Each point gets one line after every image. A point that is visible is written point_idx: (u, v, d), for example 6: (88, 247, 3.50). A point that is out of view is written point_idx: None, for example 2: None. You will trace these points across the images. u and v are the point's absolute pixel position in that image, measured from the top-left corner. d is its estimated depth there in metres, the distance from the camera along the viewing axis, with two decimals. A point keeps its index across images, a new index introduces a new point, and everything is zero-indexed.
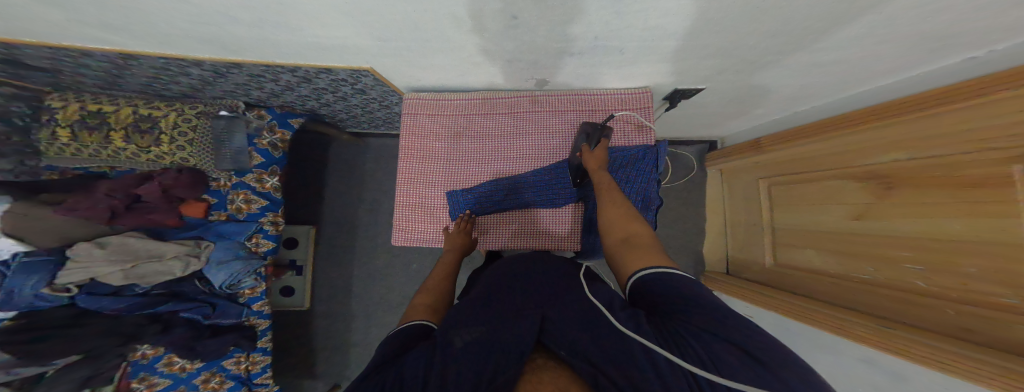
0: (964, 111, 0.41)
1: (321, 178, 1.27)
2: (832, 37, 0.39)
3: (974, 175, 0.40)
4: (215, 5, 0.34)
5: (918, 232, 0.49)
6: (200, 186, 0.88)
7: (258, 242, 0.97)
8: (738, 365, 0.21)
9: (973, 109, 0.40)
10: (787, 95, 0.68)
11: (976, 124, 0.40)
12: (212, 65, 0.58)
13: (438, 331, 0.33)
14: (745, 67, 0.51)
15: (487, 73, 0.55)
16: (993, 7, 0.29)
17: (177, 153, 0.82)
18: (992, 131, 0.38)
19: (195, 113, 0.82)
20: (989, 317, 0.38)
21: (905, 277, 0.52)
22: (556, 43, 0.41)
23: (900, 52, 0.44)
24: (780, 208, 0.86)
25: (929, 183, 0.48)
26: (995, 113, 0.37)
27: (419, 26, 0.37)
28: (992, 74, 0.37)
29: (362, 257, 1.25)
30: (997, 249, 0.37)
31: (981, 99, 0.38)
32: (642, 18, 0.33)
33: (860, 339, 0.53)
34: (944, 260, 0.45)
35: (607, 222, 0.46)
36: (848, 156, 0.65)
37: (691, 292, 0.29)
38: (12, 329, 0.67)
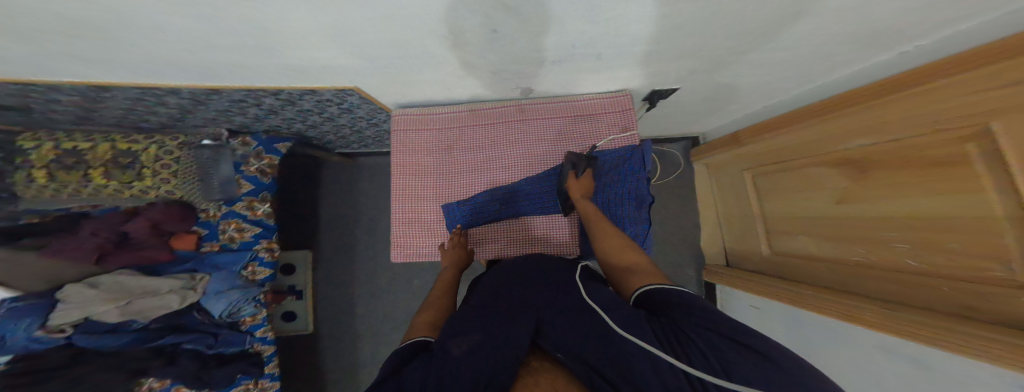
0: (923, 94, 0.44)
1: (313, 201, 1.25)
2: (794, 33, 0.41)
3: (945, 155, 0.43)
4: (193, 32, 0.34)
5: (899, 211, 0.51)
6: (190, 218, 0.86)
7: (253, 271, 0.94)
8: (739, 361, 0.22)
9: (932, 90, 0.42)
10: (759, 91, 0.71)
11: (938, 105, 0.42)
12: (190, 93, 0.57)
13: (434, 342, 0.33)
14: (719, 66, 0.54)
15: (473, 85, 0.56)
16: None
17: (161, 186, 0.82)
18: (954, 112, 0.40)
19: (176, 145, 0.84)
20: (981, 290, 0.39)
21: (895, 257, 0.53)
22: (536, 53, 0.42)
23: (863, 42, 0.46)
24: (768, 197, 0.88)
25: (902, 165, 0.50)
26: (953, 93, 0.39)
27: (401, 44, 0.38)
28: (950, 57, 0.39)
29: (361, 277, 1.23)
30: (975, 222, 0.39)
31: (942, 80, 0.40)
32: (614, 25, 0.35)
33: (870, 326, 0.53)
34: (928, 237, 0.47)
35: (602, 254, 0.48)
36: (819, 144, 0.68)
37: (696, 302, 0.30)
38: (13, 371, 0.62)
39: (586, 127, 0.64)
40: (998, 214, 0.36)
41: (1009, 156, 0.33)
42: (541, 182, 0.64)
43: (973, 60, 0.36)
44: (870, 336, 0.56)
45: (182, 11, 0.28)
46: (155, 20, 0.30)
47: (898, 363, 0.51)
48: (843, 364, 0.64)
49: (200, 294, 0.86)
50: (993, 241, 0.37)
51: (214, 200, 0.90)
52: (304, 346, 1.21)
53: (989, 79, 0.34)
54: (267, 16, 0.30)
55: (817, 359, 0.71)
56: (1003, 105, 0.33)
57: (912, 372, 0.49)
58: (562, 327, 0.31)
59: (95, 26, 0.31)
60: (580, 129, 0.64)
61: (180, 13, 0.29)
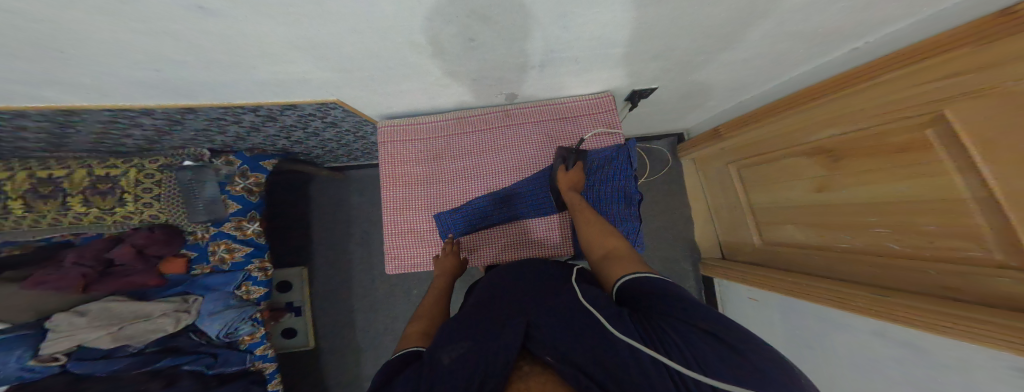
0: (892, 81, 0.45)
1: (304, 216, 1.23)
2: (764, 26, 0.42)
3: (910, 140, 0.45)
4: (158, 49, 0.33)
5: (874, 196, 0.54)
6: (176, 240, 0.84)
7: (248, 290, 0.92)
8: (713, 356, 0.24)
9: (901, 78, 0.44)
10: (736, 86, 0.73)
11: (906, 93, 0.44)
12: (165, 113, 0.55)
13: (426, 352, 0.33)
14: (695, 63, 0.55)
15: (457, 93, 0.56)
16: None
17: (144, 210, 0.78)
18: (919, 100, 0.42)
19: (156, 167, 0.79)
20: (966, 273, 0.40)
21: (880, 242, 0.55)
22: (515, 58, 0.43)
23: (832, 33, 0.47)
24: (752, 188, 0.91)
25: (872, 153, 0.53)
26: (922, 80, 0.41)
27: (379, 55, 0.38)
28: (916, 46, 0.41)
29: (358, 290, 1.21)
30: (947, 206, 0.41)
31: (913, 67, 0.41)
32: (588, 28, 0.36)
33: (863, 312, 0.55)
34: (905, 221, 0.49)
35: (585, 242, 0.51)
36: (796, 134, 0.70)
37: (675, 293, 0.32)
38: None
39: (570, 130, 0.64)
40: (967, 196, 0.38)
41: (975, 139, 0.35)
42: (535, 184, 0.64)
43: (944, 46, 0.37)
44: (868, 322, 0.57)
45: (140, 26, 0.27)
46: (115, 38, 0.29)
47: (897, 349, 0.52)
48: (839, 346, 0.65)
49: (194, 314, 0.84)
50: (967, 222, 0.39)
51: (201, 223, 0.86)
52: (304, 363, 1.19)
53: (960, 63, 0.35)
54: (234, 29, 0.29)
55: (815, 343, 0.73)
56: (969, 90, 0.34)
57: (908, 355, 0.50)
58: (550, 328, 0.31)
59: (53, 48, 0.30)
60: (565, 132, 0.64)
61: (139, 29, 0.28)
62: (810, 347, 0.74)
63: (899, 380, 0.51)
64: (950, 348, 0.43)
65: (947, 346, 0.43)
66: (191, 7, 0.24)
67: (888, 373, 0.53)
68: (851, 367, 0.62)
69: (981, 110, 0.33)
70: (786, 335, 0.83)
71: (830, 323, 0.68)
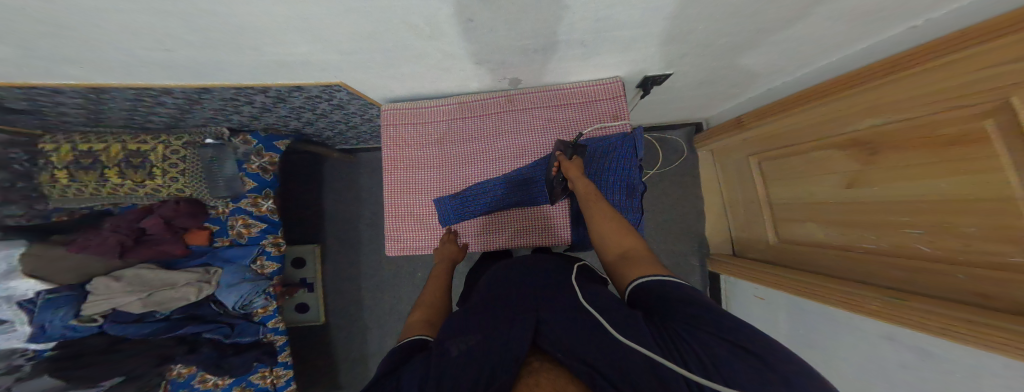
0: (945, 66, 0.41)
1: (317, 196, 1.28)
2: (797, 4, 0.38)
3: (959, 133, 0.41)
4: (161, 28, 0.33)
5: (912, 194, 0.49)
6: (200, 213, 0.90)
7: (263, 264, 0.99)
8: (735, 360, 0.23)
9: (956, 63, 0.39)
10: (763, 71, 0.67)
11: (963, 79, 0.39)
12: (182, 92, 0.57)
13: (434, 343, 0.34)
14: (714, 47, 0.51)
15: (460, 77, 0.55)
16: None
17: (171, 185, 0.82)
18: (976, 88, 0.38)
19: (181, 143, 0.83)
20: (996, 277, 0.38)
21: (909, 243, 0.51)
22: (519, 40, 0.41)
23: (883, 10, 0.42)
24: (774, 183, 0.85)
25: (913, 146, 0.49)
26: (981, 65, 0.36)
27: (378, 37, 0.37)
28: (976, 27, 0.36)
29: (367, 269, 1.27)
30: (994, 206, 0.37)
31: (965, 54, 0.37)
32: (597, 9, 0.33)
33: (875, 315, 0.52)
34: (941, 222, 0.45)
35: (598, 238, 0.48)
36: (828, 125, 0.65)
37: (690, 296, 0.31)
38: (58, 356, 0.72)
39: (577, 115, 0.62)
40: (1018, 196, 0.34)
41: None
42: (536, 169, 0.62)
43: (999, 28, 0.33)
44: (879, 325, 0.55)
45: (137, 5, 0.27)
46: (118, 17, 0.30)
47: (906, 356, 0.50)
48: (847, 350, 0.63)
49: (215, 286, 0.89)
50: (1012, 225, 0.35)
51: (221, 198, 0.91)
52: (319, 332, 1.28)
53: (1020, 47, 0.31)
54: (229, 8, 0.29)
55: (821, 346, 0.70)
56: None
57: (918, 362, 0.48)
58: (562, 328, 0.31)
59: (67, 25, 0.31)
60: (571, 118, 0.62)
61: (136, 6, 0.28)
62: (815, 349, 0.72)
63: (905, 387, 0.49)
64: (966, 357, 0.40)
65: (963, 354, 0.41)
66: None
67: (894, 379, 0.51)
68: (854, 371, 0.60)
69: None
70: (791, 336, 0.80)
71: (837, 327, 0.66)
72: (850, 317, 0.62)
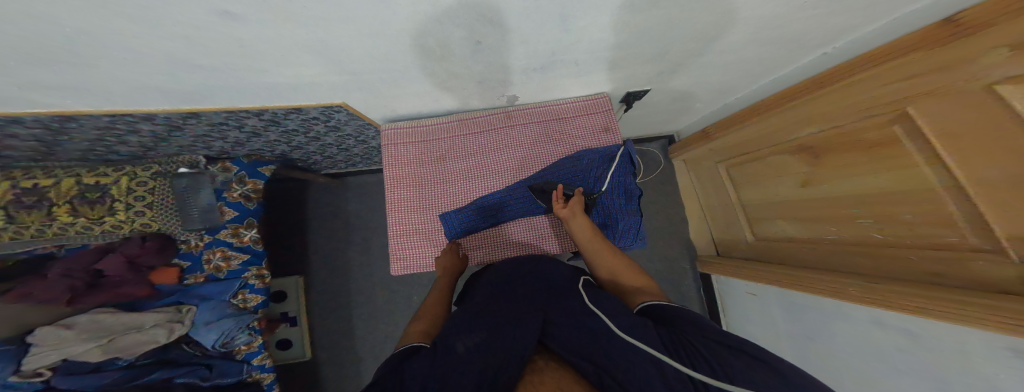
0: (865, 81, 0.49)
1: (300, 224, 1.21)
2: (731, 32, 0.47)
3: (881, 136, 0.49)
4: (171, 55, 0.34)
5: (853, 189, 0.57)
6: (170, 249, 0.83)
7: (245, 298, 0.91)
8: (750, 374, 0.24)
9: (876, 76, 0.47)
10: (722, 88, 0.77)
11: (883, 88, 0.47)
12: (166, 117, 0.56)
13: (437, 340, 0.36)
14: (678, 67, 0.60)
15: (460, 96, 0.59)
16: None
17: (136, 219, 0.75)
18: (893, 97, 0.46)
19: (150, 174, 0.76)
20: (950, 258, 0.43)
21: (864, 232, 0.58)
22: (510, 60, 0.46)
23: (812, 32, 0.50)
24: (742, 186, 0.94)
25: (846, 149, 0.57)
26: (904, 75, 0.43)
27: (386, 59, 0.41)
28: (907, 36, 0.42)
29: (356, 297, 1.18)
30: (923, 196, 0.44)
31: (897, 61, 0.43)
32: (572, 33, 0.40)
33: (857, 300, 0.57)
34: (885, 211, 0.52)
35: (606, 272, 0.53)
36: (774, 134, 0.75)
37: (714, 327, 0.32)
38: None
39: (569, 129, 0.66)
40: (947, 184, 0.40)
41: (953, 130, 0.38)
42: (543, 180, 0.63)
43: (923, 44, 0.39)
44: (864, 310, 0.59)
45: (157, 32, 0.29)
46: (135, 45, 0.31)
47: (896, 337, 0.53)
48: (840, 338, 0.66)
49: (188, 325, 0.83)
50: (944, 211, 0.42)
51: (195, 230, 0.84)
52: (300, 374, 1.13)
53: (933, 61, 0.38)
54: (250, 32, 0.31)
55: (813, 338, 0.74)
56: (947, 83, 0.37)
57: (906, 342, 0.51)
58: (565, 328, 0.33)
59: (77, 56, 0.31)
60: (564, 131, 0.66)
61: (154, 33, 0.29)
62: (810, 340, 0.75)
63: (901, 369, 0.52)
64: (946, 335, 0.44)
65: (943, 332, 0.45)
66: (215, 11, 0.26)
67: (890, 360, 0.55)
68: (850, 356, 0.63)
69: (967, 101, 0.35)
70: (786, 330, 0.83)
71: (825, 314, 0.70)
72: (836, 304, 0.66)
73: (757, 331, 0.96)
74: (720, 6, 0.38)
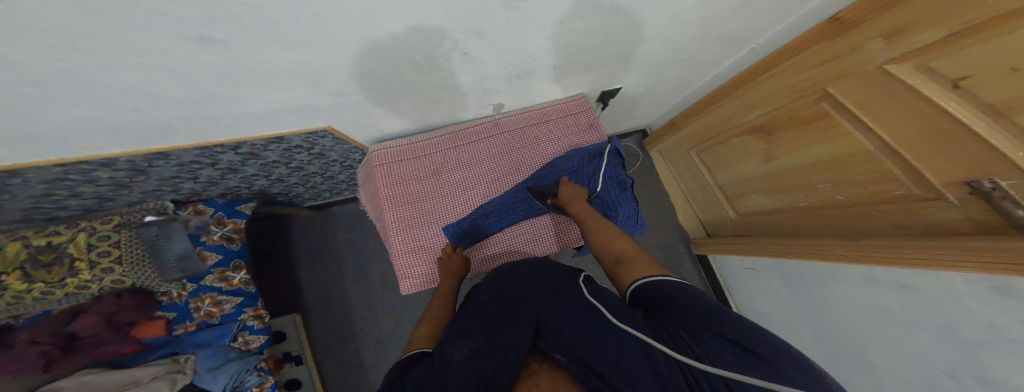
0: (825, 48, 0.56)
1: (287, 261, 1.15)
2: (677, 33, 0.54)
3: (819, 111, 0.59)
4: (141, 86, 0.35)
5: (810, 158, 0.66)
6: (149, 303, 0.74)
7: (246, 340, 0.84)
8: (729, 355, 0.24)
9: (836, 42, 0.53)
10: (680, 82, 0.84)
11: (826, 59, 0.56)
12: (129, 160, 0.54)
13: (436, 349, 0.37)
14: (642, 66, 0.66)
15: (449, 107, 0.63)
16: None
17: (103, 277, 0.69)
18: (851, 60, 0.51)
19: (112, 227, 0.71)
20: (904, 209, 0.52)
21: (825, 196, 0.67)
22: (484, 68, 0.50)
23: (741, 23, 0.57)
24: (716, 168, 1.02)
25: (794, 125, 0.67)
26: (868, 31, 0.47)
27: (375, 75, 0.45)
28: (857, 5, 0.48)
29: (359, 328, 1.12)
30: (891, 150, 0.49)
31: (865, 19, 0.47)
32: (532, 37, 0.45)
33: (843, 259, 0.63)
34: (837, 176, 0.62)
35: (597, 242, 0.51)
36: (732, 117, 0.84)
37: (688, 293, 0.32)
38: None
39: (556, 130, 0.69)
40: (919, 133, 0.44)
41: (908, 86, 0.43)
42: (541, 181, 0.67)
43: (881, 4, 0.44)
44: (858, 270, 0.64)
45: (130, 62, 0.30)
46: (117, 77, 0.32)
47: (894, 292, 0.58)
48: (841, 300, 0.70)
49: (190, 375, 0.72)
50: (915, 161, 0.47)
51: (174, 280, 0.77)
52: None
53: (894, 19, 0.43)
54: (234, 57, 0.33)
55: (817, 303, 0.77)
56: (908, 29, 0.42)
57: (907, 296, 0.55)
58: (561, 327, 0.34)
59: (43, 91, 0.31)
60: (554, 133, 0.69)
61: (126, 63, 0.30)
62: (815, 306, 0.78)
63: (914, 324, 0.55)
64: (946, 286, 0.48)
65: (942, 283, 0.49)
66: (192, 37, 0.28)
67: (896, 316, 0.58)
68: (856, 315, 0.67)
69: (927, 56, 0.40)
70: (789, 298, 0.87)
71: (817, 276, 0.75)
72: (826, 266, 0.71)
73: (760, 303, 1.01)
74: (655, 13, 0.46)
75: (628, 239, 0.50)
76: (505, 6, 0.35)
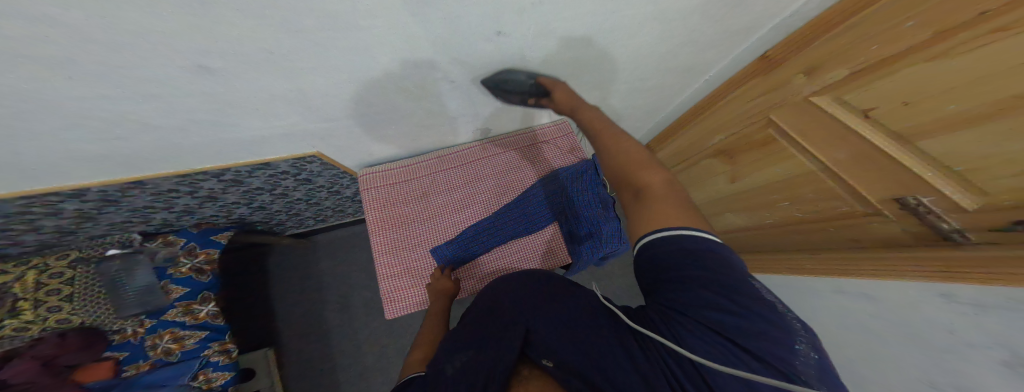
0: (769, 77, 0.64)
1: (261, 293, 1.07)
2: (644, 65, 0.61)
3: (768, 137, 0.69)
4: (129, 116, 0.35)
5: (774, 178, 0.72)
6: (98, 343, 0.66)
7: (208, 379, 0.74)
8: (704, 341, 0.23)
9: (777, 73, 0.62)
10: (652, 109, 0.92)
11: (773, 90, 0.64)
12: (101, 191, 0.52)
13: (431, 363, 0.36)
14: (616, 94, 0.72)
15: (438, 132, 0.66)
16: (717, 14, 0.48)
17: (49, 316, 0.64)
18: (796, 88, 0.59)
19: (67, 263, 0.67)
20: (849, 222, 0.61)
21: (788, 213, 0.74)
22: (472, 95, 0.54)
23: (698, 61, 0.65)
24: (691, 189, 1.06)
25: (756, 147, 0.74)
26: (807, 60, 0.54)
27: (370, 101, 0.47)
28: (794, 37, 0.56)
29: (339, 364, 1.03)
30: (851, 167, 0.55)
31: (804, 49, 0.55)
32: (514, 70, 0.49)
33: (811, 272, 0.71)
34: (795, 193, 0.69)
35: (615, 157, 0.38)
36: (701, 141, 0.92)
37: (695, 260, 0.26)
38: None
39: (542, 152, 0.72)
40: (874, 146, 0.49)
41: (861, 105, 0.49)
42: (527, 202, 0.67)
43: (817, 34, 0.52)
44: (829, 281, 0.67)
45: (124, 93, 0.31)
46: (107, 107, 0.32)
47: (863, 302, 0.61)
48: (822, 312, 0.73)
49: None
50: (875, 172, 0.51)
51: (132, 315, 0.70)
52: None
53: (828, 51, 0.51)
54: (230, 87, 0.35)
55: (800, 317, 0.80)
56: (842, 58, 0.49)
57: (873, 306, 0.59)
58: (549, 332, 0.32)
59: (26, 119, 0.30)
60: (539, 155, 0.71)
61: (119, 93, 0.31)
62: None
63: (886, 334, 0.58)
64: (906, 294, 0.52)
65: (902, 292, 0.52)
66: (191, 66, 0.29)
67: (869, 326, 0.61)
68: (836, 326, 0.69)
69: (869, 82, 0.46)
70: None
71: (795, 289, 0.78)
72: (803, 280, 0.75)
73: None
74: (621, 48, 0.52)
75: (659, 166, 0.37)
76: (488, 39, 0.39)
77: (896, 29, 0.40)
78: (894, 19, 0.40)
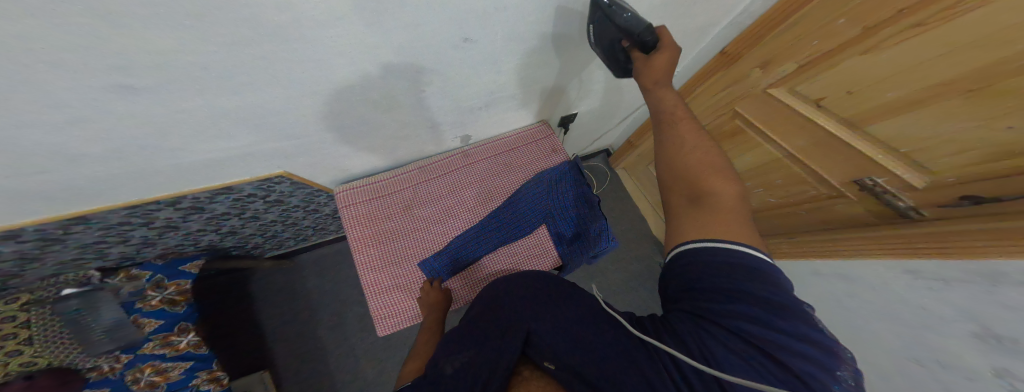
0: (729, 70, 0.66)
1: (248, 315, 1.05)
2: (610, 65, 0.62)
3: (737, 126, 0.74)
4: (63, 146, 0.33)
5: None
6: (73, 382, 0.62)
7: None
8: (737, 355, 0.22)
9: (735, 66, 0.63)
10: (627, 105, 0.93)
11: (734, 84, 0.67)
12: (38, 229, 0.50)
13: (428, 368, 0.35)
14: (587, 93, 0.74)
15: (415, 142, 0.66)
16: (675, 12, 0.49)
17: (10, 360, 0.60)
18: (755, 81, 0.62)
19: (19, 307, 0.64)
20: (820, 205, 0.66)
21: (764, 199, 0.82)
22: (442, 104, 0.54)
23: None
24: None
25: (733, 137, 0.77)
26: (759, 54, 0.57)
27: (334, 115, 0.46)
28: (746, 32, 0.57)
29: (336, 381, 1.01)
30: (822, 151, 0.57)
31: (755, 42, 0.57)
32: (477, 76, 0.50)
33: (793, 253, 0.77)
34: (773, 182, 0.75)
35: (680, 158, 0.35)
36: None
37: (738, 273, 0.25)
38: None
39: (524, 155, 0.72)
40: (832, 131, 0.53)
41: (817, 96, 0.53)
42: (514, 206, 0.66)
43: (762, 29, 0.54)
44: None
45: (56, 122, 0.29)
46: (36, 138, 0.31)
47: None
48: None
49: None
50: (842, 155, 0.54)
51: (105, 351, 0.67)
52: None
53: (775, 46, 0.54)
54: (168, 106, 0.33)
55: None
56: (789, 53, 0.52)
57: None
58: (550, 333, 0.31)
59: None
60: (520, 159, 0.72)
61: (49, 122, 0.29)
62: None
63: None
64: None
65: None
66: (113, 87, 0.27)
67: None
68: None
69: (819, 75, 0.50)
70: None
71: None
72: None
73: None
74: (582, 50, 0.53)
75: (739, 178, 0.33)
76: (453, 47, 0.39)
77: (829, 26, 0.44)
78: (828, 17, 0.44)
